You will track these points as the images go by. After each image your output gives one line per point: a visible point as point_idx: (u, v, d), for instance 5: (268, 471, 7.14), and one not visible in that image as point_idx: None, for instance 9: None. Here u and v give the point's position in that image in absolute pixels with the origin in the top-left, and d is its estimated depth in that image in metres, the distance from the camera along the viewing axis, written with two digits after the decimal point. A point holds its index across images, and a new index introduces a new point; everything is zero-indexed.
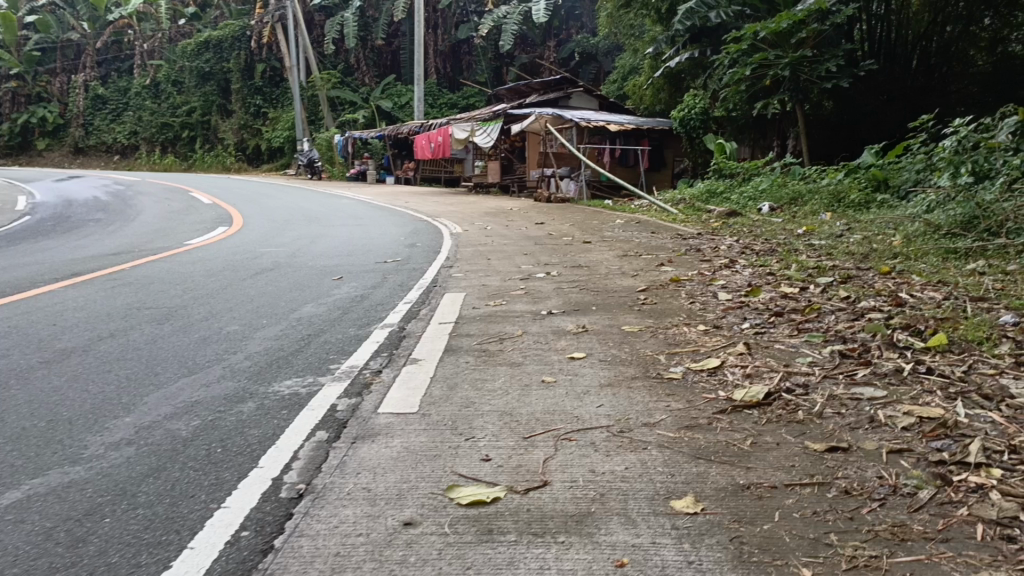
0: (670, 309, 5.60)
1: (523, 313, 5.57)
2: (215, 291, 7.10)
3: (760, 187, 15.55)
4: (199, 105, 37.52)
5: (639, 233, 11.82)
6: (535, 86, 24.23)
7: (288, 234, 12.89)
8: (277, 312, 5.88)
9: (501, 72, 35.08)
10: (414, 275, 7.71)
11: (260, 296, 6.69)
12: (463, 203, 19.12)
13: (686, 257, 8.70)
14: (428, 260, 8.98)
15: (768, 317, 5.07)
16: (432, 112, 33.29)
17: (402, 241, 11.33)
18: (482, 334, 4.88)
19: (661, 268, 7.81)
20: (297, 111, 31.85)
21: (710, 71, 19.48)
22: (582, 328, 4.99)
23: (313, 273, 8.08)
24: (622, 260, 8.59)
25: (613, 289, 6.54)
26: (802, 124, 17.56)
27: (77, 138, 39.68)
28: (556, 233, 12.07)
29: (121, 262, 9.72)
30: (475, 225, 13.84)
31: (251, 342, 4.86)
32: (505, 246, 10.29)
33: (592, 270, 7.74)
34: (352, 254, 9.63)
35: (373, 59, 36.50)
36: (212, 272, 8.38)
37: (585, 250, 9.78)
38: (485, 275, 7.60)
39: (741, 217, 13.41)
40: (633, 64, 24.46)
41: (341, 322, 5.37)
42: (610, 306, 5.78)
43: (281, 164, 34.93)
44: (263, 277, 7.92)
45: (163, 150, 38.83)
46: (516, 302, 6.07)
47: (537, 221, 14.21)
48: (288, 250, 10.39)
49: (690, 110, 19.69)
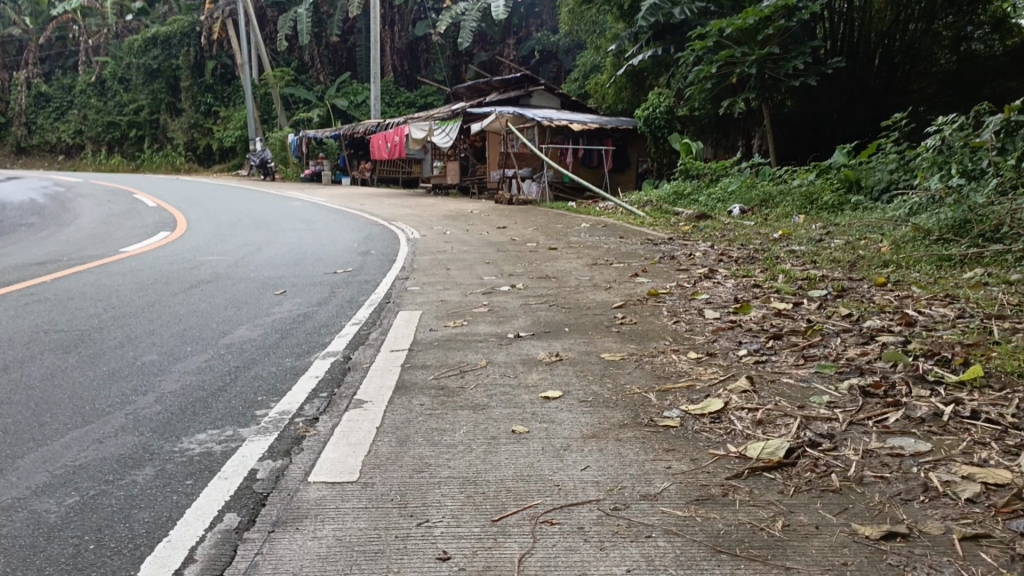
0: (652, 329, 5.01)
1: (488, 336, 4.91)
2: (140, 309, 6.25)
3: (729, 188, 15.10)
4: (147, 103, 36.19)
5: (606, 238, 11.24)
6: (495, 84, 23.57)
7: (233, 241, 12.02)
8: (204, 336, 5.08)
9: (460, 70, 34.39)
10: (366, 289, 6.98)
11: (190, 316, 5.88)
12: (420, 205, 18.43)
13: (660, 266, 8.14)
14: (382, 270, 8.28)
15: (765, 341, 4.51)
16: (389, 111, 32.44)
17: (355, 248, 10.56)
18: (442, 364, 4.24)
19: (636, 279, 7.22)
20: (249, 109, 30.75)
21: (675, 70, 19.00)
22: (556, 355, 4.36)
23: (253, 287, 7.29)
24: (593, 269, 7.99)
25: (587, 305, 5.93)
26: (769, 125, 17.18)
27: (19, 137, 38.09)
28: (520, 238, 11.44)
29: (42, 273, 8.78)
30: (434, 228, 13.16)
31: (166, 378, 4.06)
32: (465, 253, 9.63)
33: (561, 282, 7.12)
34: (299, 264, 8.84)
35: (328, 57, 35.46)
36: (140, 286, 7.51)
37: (550, 257, 9.14)
38: (444, 287, 6.94)
39: (710, 220, 12.94)
40: (594, 62, 23.93)
41: (278, 350, 4.61)
42: (584, 326, 5.16)
43: (234, 165, 33.83)
44: (197, 291, 7.09)
45: (109, 150, 37.46)
46: (478, 322, 5.42)
47: (499, 224, 13.59)
48: (230, 259, 9.55)
49: (655, 109, 19.09)
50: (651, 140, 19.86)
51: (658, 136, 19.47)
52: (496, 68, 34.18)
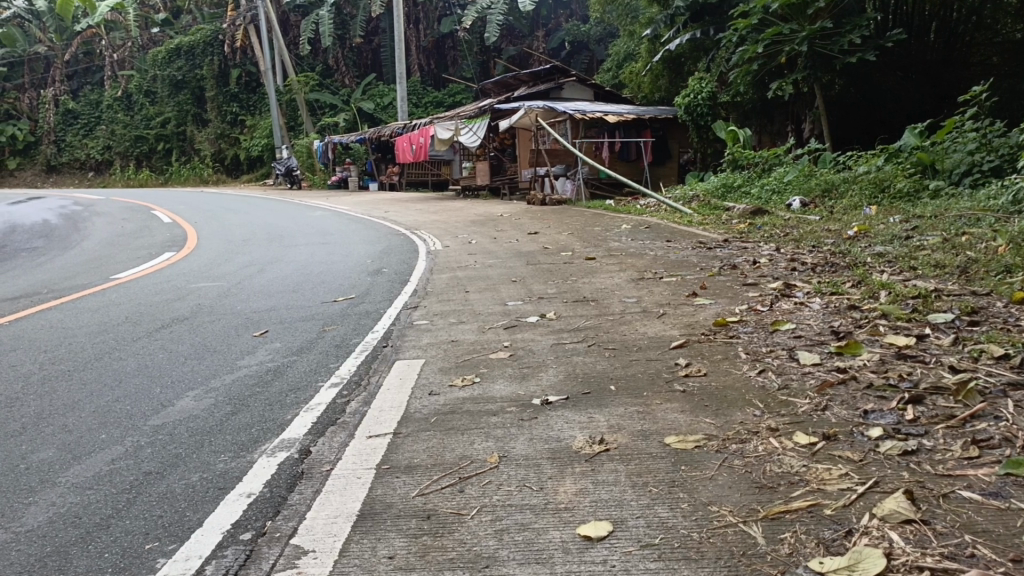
0: (730, 388, 3.66)
1: (504, 405, 3.59)
2: (85, 364, 5.01)
3: (785, 178, 13.62)
4: (172, 116, 35.59)
5: (652, 243, 9.88)
6: (524, 78, 22.30)
7: (238, 261, 10.85)
8: (134, 415, 3.80)
9: (488, 66, 33.11)
10: (363, 325, 5.71)
11: (133, 376, 4.61)
12: (446, 210, 17.21)
13: (721, 280, 6.77)
14: (390, 295, 7.04)
15: (905, 410, 3.14)
16: (417, 111, 31.31)
17: (365, 265, 9.35)
18: (439, 460, 2.96)
19: (695, 300, 5.86)
20: (273, 117, 29.82)
21: (717, 52, 17.52)
22: (605, 443, 3.03)
23: (232, 326, 6.05)
24: (640, 286, 6.67)
25: (637, 345, 4.59)
26: (823, 108, 15.62)
27: (49, 155, 37.69)
28: (553, 246, 10.14)
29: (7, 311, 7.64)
30: (459, 237, 11.90)
31: (37, 501, 2.79)
32: (490, 268, 8.36)
33: (602, 308, 5.80)
34: (296, 292, 7.60)
35: (352, 59, 34.40)
36: (104, 328, 6.30)
37: (589, 271, 7.84)
38: (459, 319, 5.68)
39: (769, 216, 11.50)
40: (628, 49, 22.52)
41: (215, 441, 3.31)
42: (636, 384, 3.82)
43: (261, 174, 32.94)
44: (164, 336, 5.84)
45: (138, 164, 36.96)
46: (495, 377, 4.11)
47: (532, 229, 12.33)
48: (222, 286, 8.37)
49: (696, 95, 17.70)
50: (693, 129, 18.30)
51: (700, 124, 18.07)
52: (525, 62, 32.86)
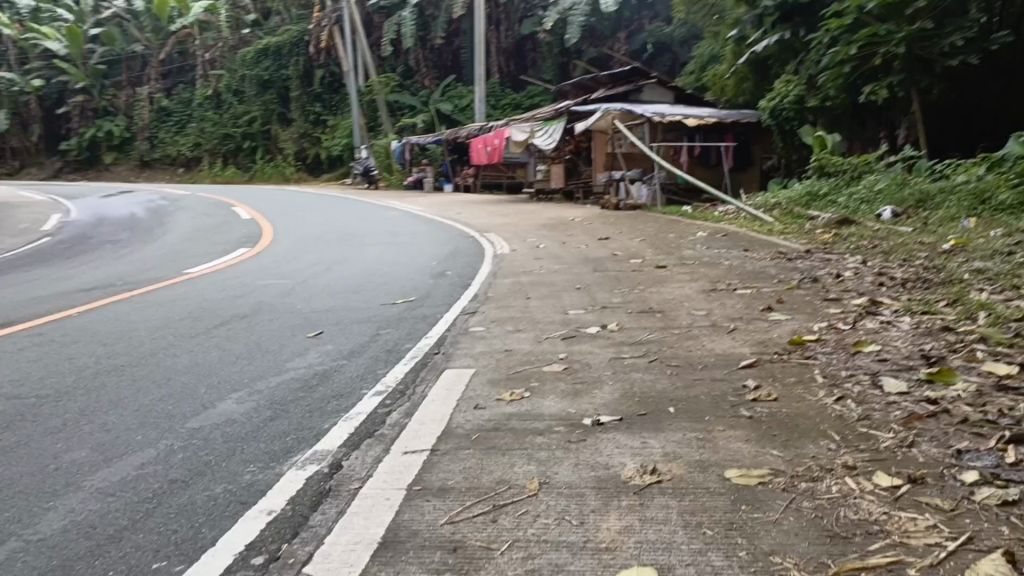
0: (802, 416, 3.32)
1: (552, 425, 3.34)
2: (139, 359, 4.97)
3: (875, 187, 12.91)
4: (259, 115, 36.53)
5: (729, 252, 9.46)
6: (603, 80, 21.97)
7: (307, 259, 10.89)
8: (174, 416, 3.69)
9: (568, 69, 32.84)
10: (418, 330, 5.55)
11: (182, 374, 4.54)
12: (519, 212, 17.03)
13: (800, 294, 6.35)
14: (450, 299, 6.87)
15: (1005, 452, 2.77)
16: (495, 113, 31.29)
17: (430, 267, 9.23)
18: (475, 484, 2.73)
19: (769, 316, 5.49)
20: (354, 117, 30.26)
21: (804, 55, 16.86)
22: (657, 474, 2.76)
23: (289, 326, 5.96)
24: (711, 298, 6.32)
25: (703, 362, 4.27)
26: (918, 114, 14.81)
27: (143, 151, 39.29)
28: (623, 252, 9.82)
29: (80, 301, 7.78)
30: (529, 241, 11.68)
31: (58, 506, 2.67)
32: (557, 274, 8.11)
33: (667, 321, 5.48)
34: (358, 292, 7.51)
35: (433, 61, 34.63)
36: (167, 324, 6.29)
37: (659, 279, 7.51)
38: (518, 327, 5.45)
39: (856, 227, 10.91)
40: (712, 52, 21.94)
41: (246, 449, 3.16)
42: (698, 407, 3.52)
43: (340, 174, 33.37)
44: (221, 334, 5.80)
45: (225, 161, 38.07)
46: (547, 392, 3.86)
47: (604, 234, 12.01)
48: (287, 284, 8.37)
49: (782, 100, 17.16)
50: (779, 134, 17.75)
51: (786, 129, 17.53)
52: (606, 65, 32.46)
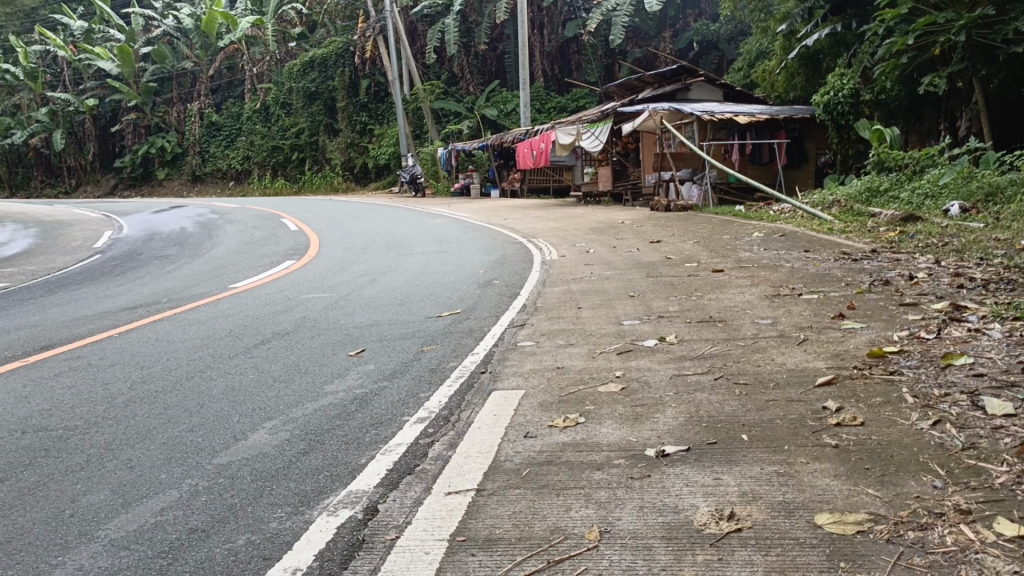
0: (896, 446, 2.93)
1: (609, 457, 3.00)
2: (175, 384, 4.78)
3: (940, 180, 12.25)
4: (306, 126, 36.78)
5: (789, 253, 8.97)
6: (649, 79, 21.48)
7: (353, 270, 10.70)
8: (203, 450, 3.45)
9: (613, 69, 32.35)
10: (464, 346, 5.25)
11: (216, 401, 4.31)
12: (566, 217, 16.69)
13: (872, 299, 5.89)
14: (497, 311, 6.56)
15: None
16: (540, 117, 30.95)
17: (477, 276, 8.93)
18: (527, 533, 2.41)
19: (841, 325, 5.05)
20: (399, 126, 30.22)
21: (857, 46, 16.13)
22: (736, 520, 2.40)
23: (329, 344, 5.71)
24: (775, 305, 5.90)
25: (774, 381, 3.88)
26: (981, 104, 14.06)
27: (195, 165, 40.09)
28: (677, 256, 9.39)
29: (123, 321, 7.69)
30: (577, 246, 11.32)
31: (67, 562, 2.44)
32: (609, 281, 7.74)
33: (730, 331, 5.08)
34: (402, 305, 7.26)
35: (477, 66, 34.39)
36: (205, 344, 6.12)
37: (717, 286, 7.08)
38: (569, 342, 5.10)
39: (922, 223, 10.31)
40: (761, 46, 21.30)
41: (275, 490, 2.89)
42: (773, 435, 3.13)
43: (387, 182, 33.29)
44: (260, 353, 5.58)
45: (275, 173, 38.49)
46: (604, 417, 3.51)
47: (654, 237, 11.62)
48: (331, 297, 8.17)
49: (836, 93, 16.39)
50: (834, 129, 17.04)
51: (841, 123, 16.72)
52: (652, 64, 31.87)
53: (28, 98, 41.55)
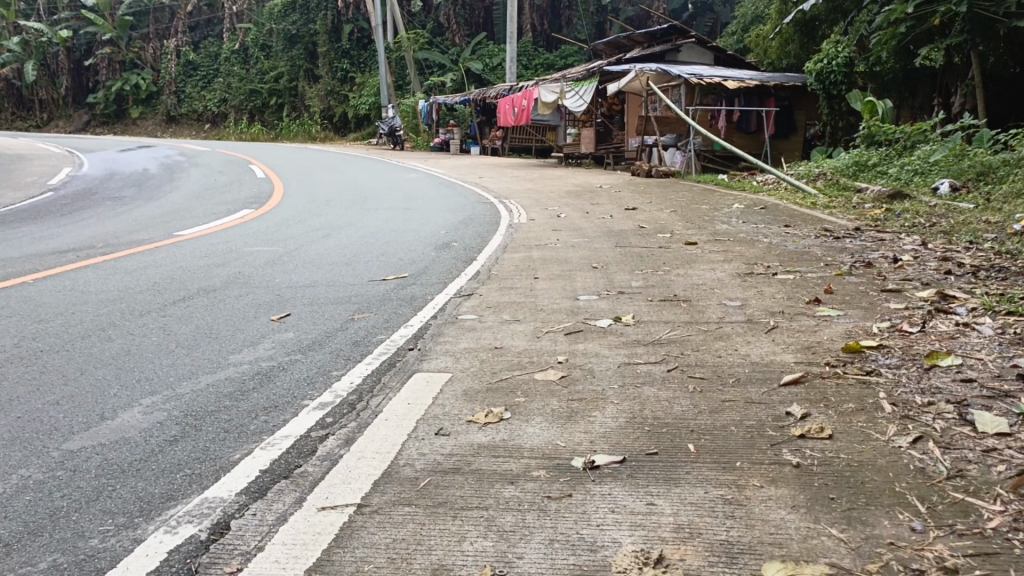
0: (868, 469, 2.44)
1: (529, 467, 2.51)
2: (65, 343, 4.20)
3: (932, 157, 11.76)
4: (286, 71, 35.57)
5: (769, 227, 8.50)
6: (638, 38, 20.74)
7: (309, 223, 10.08)
8: (58, 429, 2.91)
9: (603, 27, 31.53)
10: (399, 316, 4.73)
11: (100, 366, 3.74)
12: (544, 177, 16.09)
13: (852, 283, 5.42)
14: (446, 277, 6.02)
15: None
16: (526, 73, 30.06)
17: (436, 237, 8.36)
18: (401, 572, 1.91)
19: (816, 312, 4.55)
20: (381, 75, 29.27)
21: (855, 14, 15.43)
22: (664, 566, 1.92)
23: (254, 305, 5.14)
24: (748, 285, 5.41)
25: (734, 376, 3.39)
26: (979, 81, 13.53)
27: (169, 105, 38.70)
28: (651, 225, 8.87)
29: (45, 265, 7.05)
30: (548, 209, 10.76)
31: None
32: (574, 249, 7.21)
33: (693, 314, 4.59)
34: (349, 265, 6.69)
35: (464, 17, 33.31)
36: (120, 296, 5.52)
37: (689, 260, 6.55)
38: (516, 318, 4.57)
39: (910, 202, 9.85)
40: (757, 11, 20.65)
41: (116, 493, 2.36)
42: (723, 446, 2.64)
43: (367, 133, 32.25)
44: (176, 311, 5.01)
45: (252, 118, 37.23)
46: (533, 414, 3.01)
47: (631, 204, 11.07)
48: (277, 252, 7.57)
49: (829, 62, 15.80)
50: (825, 100, 16.50)
51: (833, 93, 16.14)
52: (644, 23, 31.06)
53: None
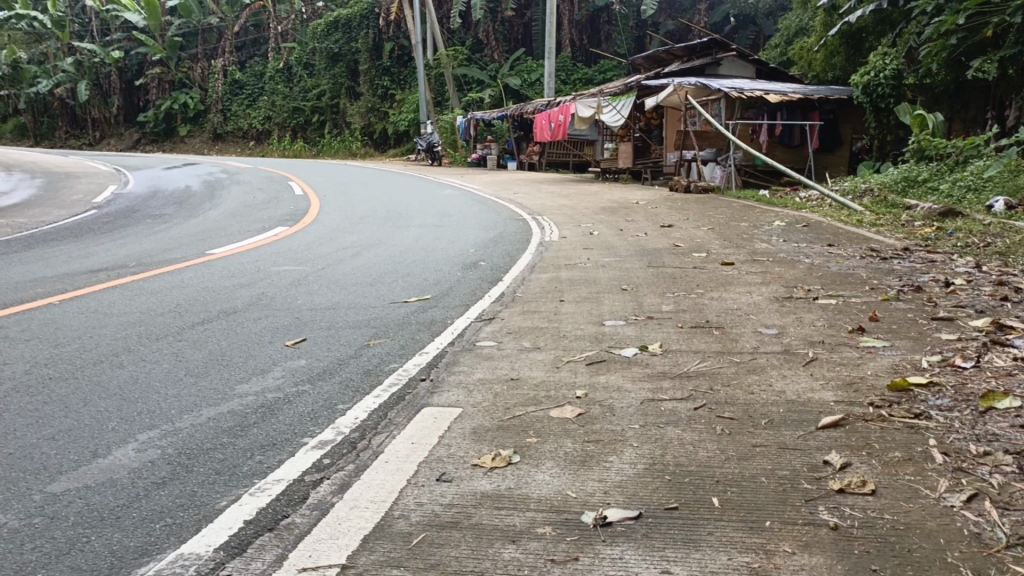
0: (913, 535, 2.17)
1: (535, 523, 2.29)
2: (74, 370, 4.09)
3: (984, 173, 11.28)
4: (328, 88, 35.97)
5: (810, 247, 8.17)
6: (678, 52, 20.44)
7: (340, 241, 10.00)
8: (46, 469, 2.76)
9: (644, 42, 31.24)
10: (417, 342, 4.55)
11: (104, 396, 3.61)
12: (581, 193, 15.89)
13: (899, 309, 5.10)
14: (470, 300, 5.84)
15: None
16: (565, 88, 29.92)
17: (465, 256, 8.19)
18: None
19: (860, 342, 4.25)
20: (421, 92, 29.41)
21: (903, 25, 14.96)
22: None
23: (270, 329, 4.99)
24: (786, 311, 5.11)
25: (768, 417, 3.13)
26: None
27: (215, 124, 39.49)
28: (686, 243, 8.60)
29: (74, 285, 7.02)
30: (583, 227, 10.53)
31: None
32: (605, 270, 6.97)
33: (725, 343, 4.32)
34: (373, 286, 6.54)
35: (504, 33, 33.31)
36: (139, 319, 5.42)
37: (724, 283, 6.27)
38: (537, 346, 4.34)
39: (961, 220, 9.41)
40: (800, 23, 20.22)
41: (89, 546, 2.20)
42: (751, 502, 2.39)
43: (407, 149, 32.40)
44: (193, 335, 4.89)
45: (294, 135, 37.73)
46: (545, 458, 2.79)
47: (667, 221, 10.81)
48: (303, 272, 7.47)
49: (877, 74, 15.34)
50: (872, 114, 16.01)
51: (880, 107, 15.69)
52: (685, 37, 30.71)
53: (54, 48, 41.01)
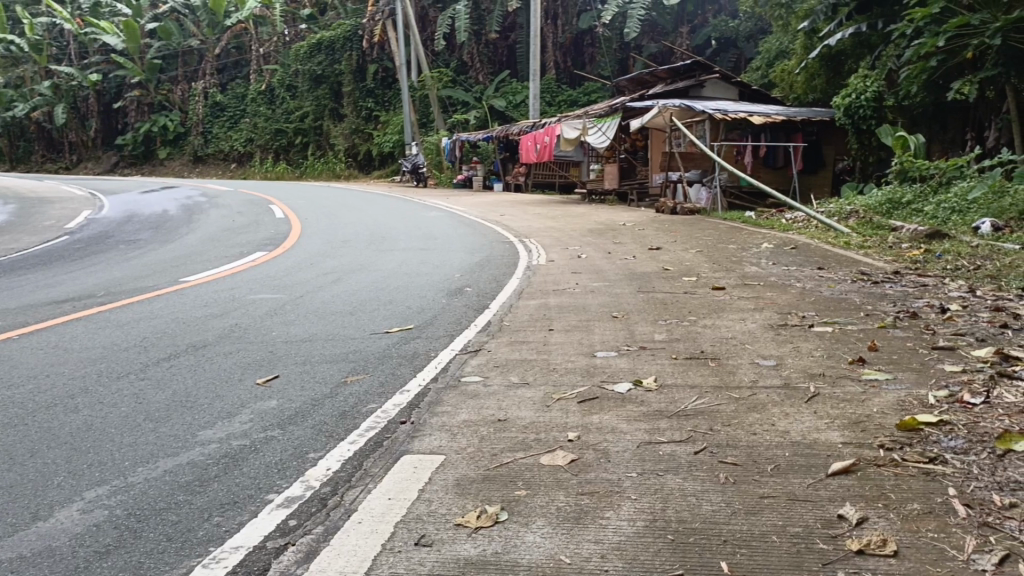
0: None
1: None
2: (25, 415, 3.81)
3: (969, 194, 11.18)
4: (311, 110, 35.74)
5: (801, 270, 7.99)
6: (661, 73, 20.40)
7: (320, 267, 9.73)
8: None
9: (627, 63, 31.26)
10: (397, 378, 4.29)
11: (54, 446, 3.33)
12: (566, 215, 15.72)
13: (898, 338, 4.89)
14: (453, 330, 5.58)
15: None
16: (549, 110, 29.87)
17: (449, 282, 7.95)
18: None
19: (862, 375, 4.04)
20: (404, 113, 29.26)
21: (883, 47, 14.96)
22: None
23: (240, 365, 4.72)
24: (784, 340, 4.89)
25: (775, 462, 2.90)
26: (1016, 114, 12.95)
27: (196, 146, 39.17)
28: (675, 267, 8.40)
29: (38, 317, 6.71)
30: (569, 250, 10.32)
31: None
32: (592, 296, 6.75)
33: (722, 376, 4.10)
34: (352, 316, 6.28)
35: (487, 55, 33.24)
36: (101, 355, 5.13)
37: (718, 309, 6.06)
38: (524, 382, 4.09)
39: (950, 242, 9.27)
40: (782, 45, 20.24)
41: None
42: (763, 568, 2.16)
43: (390, 171, 32.20)
44: (157, 373, 4.61)
45: (277, 157, 37.47)
46: (532, 515, 2.54)
47: (654, 244, 10.63)
48: (280, 300, 7.20)
49: (858, 96, 15.34)
50: (854, 134, 15.98)
51: (862, 128, 15.67)
52: (668, 59, 30.75)
53: (32, 70, 40.54)
